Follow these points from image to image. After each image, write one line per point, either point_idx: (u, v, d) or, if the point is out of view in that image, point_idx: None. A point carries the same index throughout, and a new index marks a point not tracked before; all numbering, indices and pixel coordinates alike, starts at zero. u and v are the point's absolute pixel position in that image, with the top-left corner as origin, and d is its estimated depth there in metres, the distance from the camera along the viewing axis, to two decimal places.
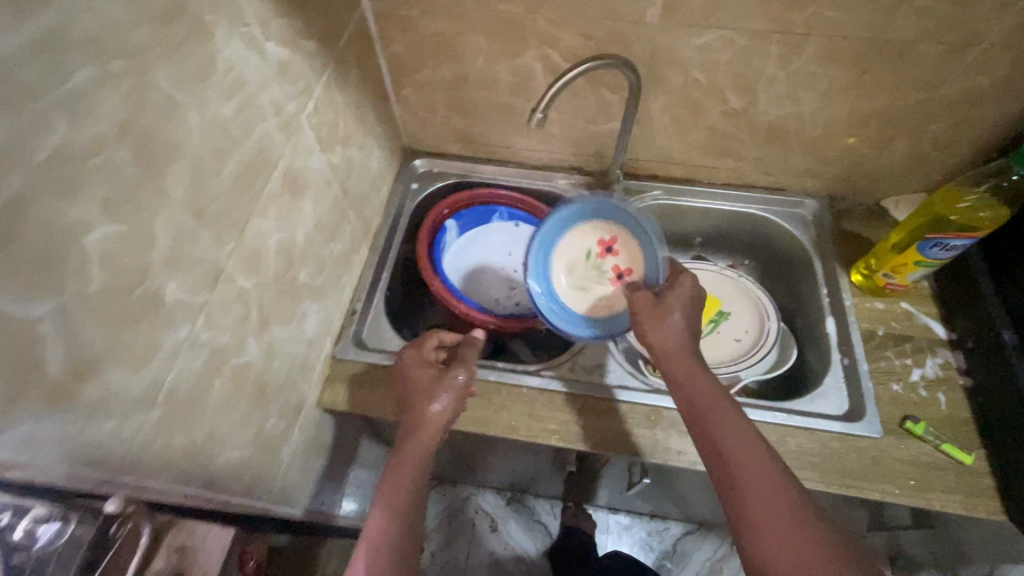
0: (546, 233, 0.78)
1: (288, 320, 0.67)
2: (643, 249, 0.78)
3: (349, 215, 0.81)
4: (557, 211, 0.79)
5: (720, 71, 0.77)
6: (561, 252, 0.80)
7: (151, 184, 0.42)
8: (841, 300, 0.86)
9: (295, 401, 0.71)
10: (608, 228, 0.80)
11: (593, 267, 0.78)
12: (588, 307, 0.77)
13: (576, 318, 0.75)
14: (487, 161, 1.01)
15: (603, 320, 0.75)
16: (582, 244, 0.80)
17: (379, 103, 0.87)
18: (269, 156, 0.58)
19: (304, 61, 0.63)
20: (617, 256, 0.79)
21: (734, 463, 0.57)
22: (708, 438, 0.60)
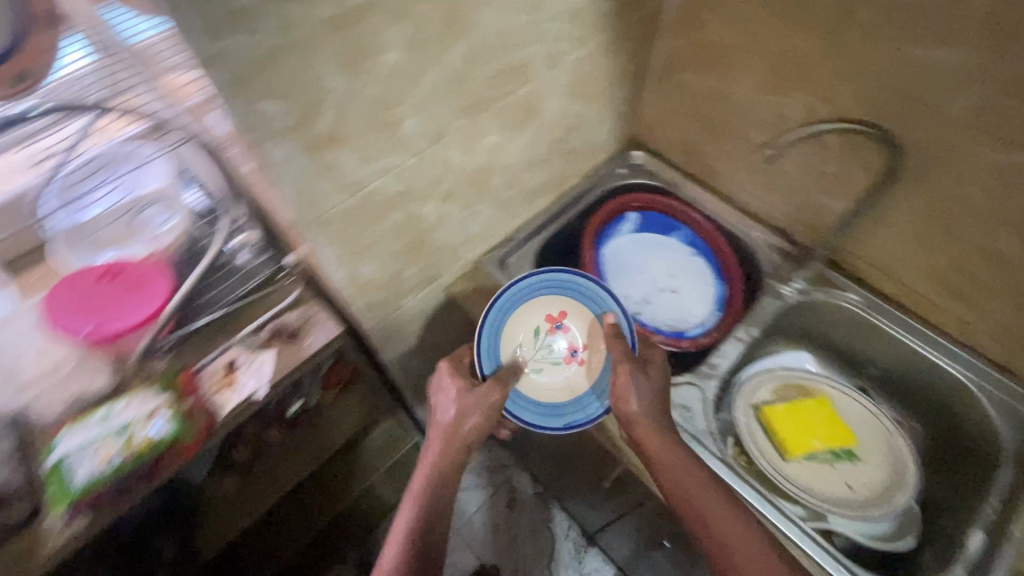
0: (493, 325, 0.80)
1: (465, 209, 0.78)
2: (591, 319, 0.82)
3: (556, 162, 0.90)
4: (508, 289, 0.81)
5: (1004, 201, 0.65)
6: (511, 331, 0.82)
7: (439, 44, 0.54)
8: (1009, 524, 0.68)
9: (432, 274, 0.84)
10: (557, 304, 0.83)
11: (544, 349, 0.82)
12: (545, 391, 0.80)
13: (529, 405, 0.77)
14: (699, 183, 1.02)
15: (566, 400, 0.79)
16: (534, 324, 0.83)
17: (635, 85, 0.93)
18: (525, 74, 0.68)
19: (593, 14, 0.71)
20: (567, 333, 0.83)
21: (709, 523, 0.61)
22: (684, 507, 0.63)
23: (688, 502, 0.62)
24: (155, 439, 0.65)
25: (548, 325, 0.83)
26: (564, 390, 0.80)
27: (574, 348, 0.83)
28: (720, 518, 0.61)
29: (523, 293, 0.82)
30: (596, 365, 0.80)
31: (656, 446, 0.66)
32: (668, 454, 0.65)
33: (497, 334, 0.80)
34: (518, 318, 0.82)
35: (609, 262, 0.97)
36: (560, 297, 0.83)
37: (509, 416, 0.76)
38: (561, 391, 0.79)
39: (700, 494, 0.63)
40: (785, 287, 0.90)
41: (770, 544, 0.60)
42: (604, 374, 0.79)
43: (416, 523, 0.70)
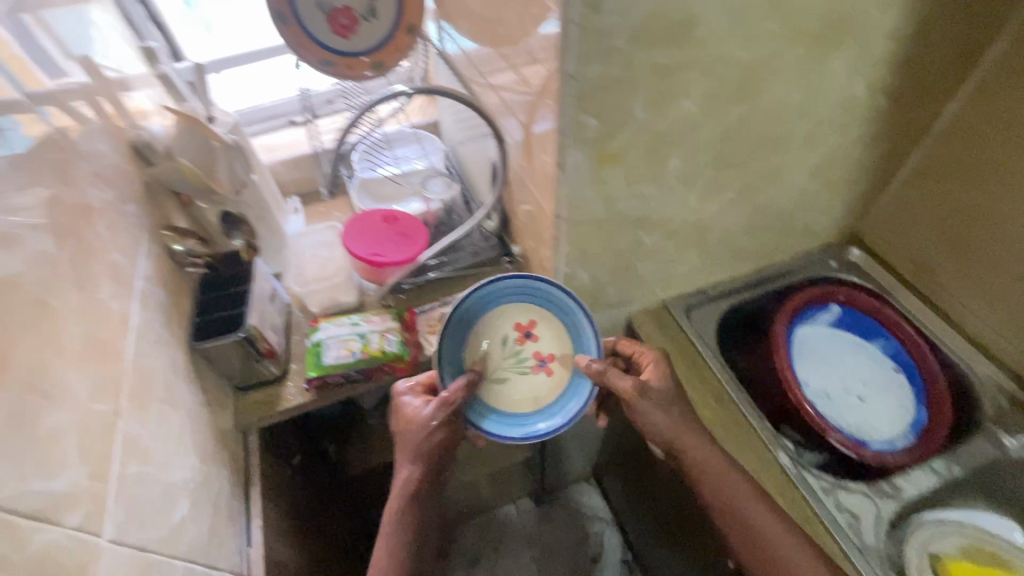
0: (455, 326, 0.76)
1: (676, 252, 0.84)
2: (560, 328, 0.76)
3: (770, 235, 0.92)
4: (474, 291, 0.74)
5: None
6: (475, 341, 0.77)
7: (725, 102, 0.62)
8: None
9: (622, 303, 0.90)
10: (524, 311, 0.77)
11: (513, 359, 0.78)
12: (507, 403, 0.77)
13: (496, 414, 0.76)
14: (921, 299, 0.95)
15: (530, 409, 0.77)
16: (503, 333, 0.77)
17: (876, 183, 0.91)
18: (781, 146, 0.73)
19: (865, 106, 0.73)
20: (535, 343, 0.78)
21: (734, 503, 0.72)
22: (712, 490, 0.73)
23: (716, 484, 0.73)
24: (386, 350, 0.79)
25: (517, 338, 0.77)
26: (529, 401, 0.76)
27: (544, 358, 0.78)
28: (755, 517, 0.71)
29: (489, 299, 0.76)
30: (563, 375, 0.76)
31: (692, 444, 0.74)
32: (712, 458, 0.74)
33: (463, 341, 0.77)
34: (486, 324, 0.77)
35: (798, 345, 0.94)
36: (530, 306, 0.77)
37: (480, 431, 0.74)
38: (524, 401, 0.76)
39: (734, 492, 0.72)
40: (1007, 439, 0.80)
41: (787, 519, 0.71)
42: (574, 377, 0.76)
43: (403, 538, 0.81)
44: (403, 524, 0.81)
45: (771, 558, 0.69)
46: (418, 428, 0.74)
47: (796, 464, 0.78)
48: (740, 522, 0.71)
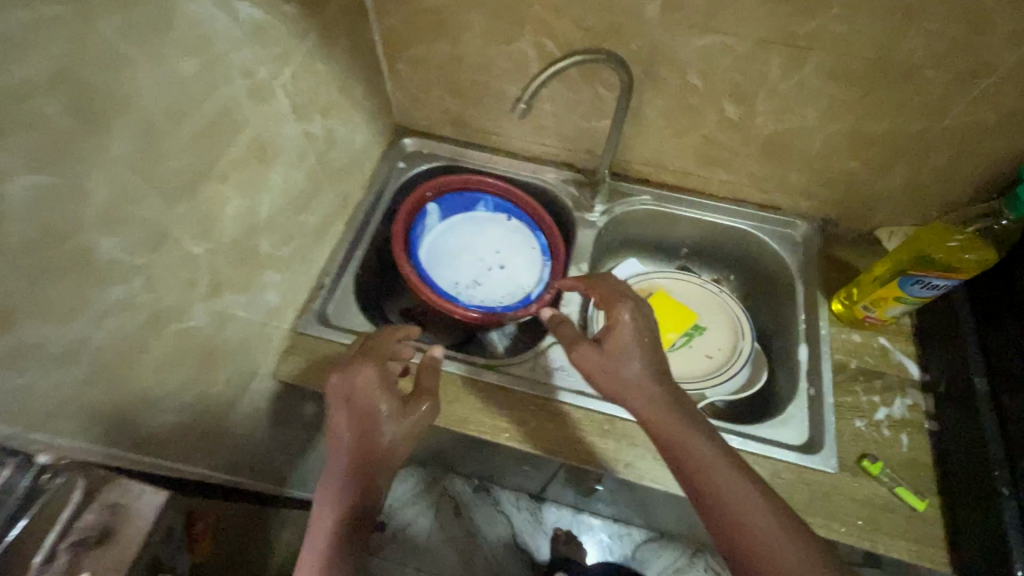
0: None
1: (245, 287, 0.66)
2: None
3: (326, 188, 0.80)
4: None
5: (719, 77, 0.74)
6: None
7: (80, 140, 0.41)
8: (817, 327, 0.83)
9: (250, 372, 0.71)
10: None
11: None
12: None
13: None
14: (476, 147, 1.00)
15: None
16: None
17: (369, 78, 0.86)
18: (234, 122, 0.56)
19: (283, 27, 0.61)
20: None
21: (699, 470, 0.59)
22: (674, 456, 0.60)
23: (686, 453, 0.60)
24: None
25: None
26: None
27: None
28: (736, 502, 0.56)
29: None
30: None
31: (644, 407, 0.63)
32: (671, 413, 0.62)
33: None
34: None
35: (411, 265, 0.87)
36: None
37: None
38: None
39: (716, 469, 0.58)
40: (592, 214, 0.95)
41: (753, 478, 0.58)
42: None
43: None
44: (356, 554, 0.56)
45: (732, 517, 0.56)
46: (372, 361, 0.66)
47: (501, 370, 0.78)
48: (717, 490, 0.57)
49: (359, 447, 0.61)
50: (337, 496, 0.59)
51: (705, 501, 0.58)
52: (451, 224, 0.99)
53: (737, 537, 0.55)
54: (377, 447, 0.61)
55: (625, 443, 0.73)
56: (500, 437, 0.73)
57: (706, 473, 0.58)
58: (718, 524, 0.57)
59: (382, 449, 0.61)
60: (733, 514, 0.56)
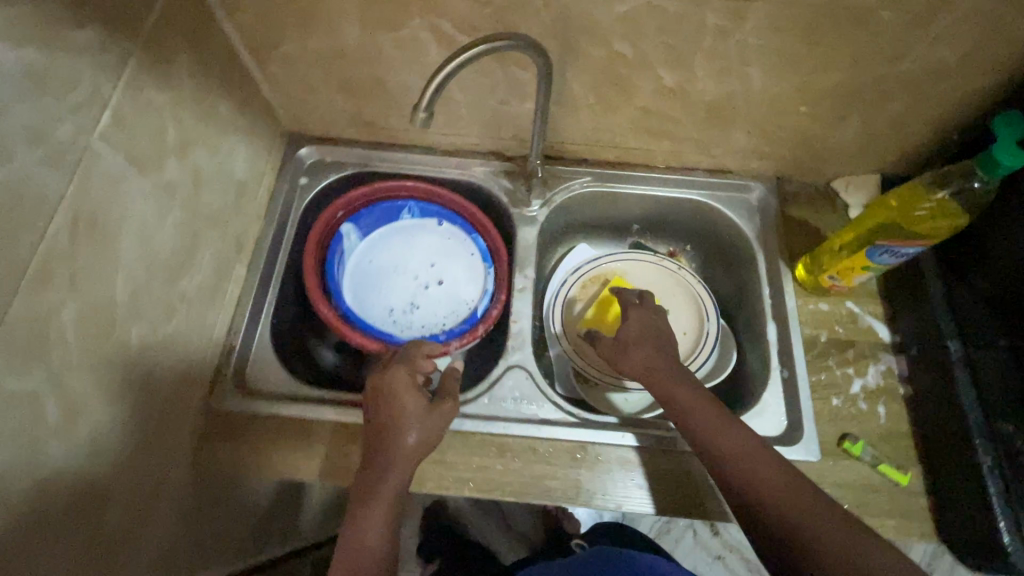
0: None
1: (123, 390, 0.54)
2: None
3: (209, 237, 0.67)
4: None
5: (649, 43, 0.63)
6: None
7: None
8: (783, 301, 0.78)
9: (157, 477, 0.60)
10: None
11: None
12: None
13: None
14: (387, 146, 0.86)
15: None
16: None
17: (237, 90, 0.70)
18: (36, 208, 0.43)
19: (82, 62, 0.46)
20: None
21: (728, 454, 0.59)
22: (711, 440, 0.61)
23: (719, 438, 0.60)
24: None
25: None
26: None
27: None
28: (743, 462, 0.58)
29: None
30: None
31: (685, 399, 0.64)
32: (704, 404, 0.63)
33: None
34: None
35: (329, 305, 0.75)
36: None
37: None
38: None
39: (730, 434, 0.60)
40: (530, 208, 0.84)
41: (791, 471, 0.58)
42: None
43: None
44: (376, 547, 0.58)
45: (767, 492, 0.56)
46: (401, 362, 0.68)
47: (455, 411, 0.70)
48: (730, 451, 0.59)
49: (378, 446, 0.62)
50: (361, 495, 0.61)
51: (746, 483, 0.57)
52: (377, 240, 0.86)
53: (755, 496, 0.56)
54: (394, 448, 0.61)
55: (599, 470, 0.67)
56: (462, 490, 0.66)
57: (743, 458, 0.59)
58: (745, 491, 0.57)
59: (400, 454, 0.61)
60: (739, 470, 0.58)
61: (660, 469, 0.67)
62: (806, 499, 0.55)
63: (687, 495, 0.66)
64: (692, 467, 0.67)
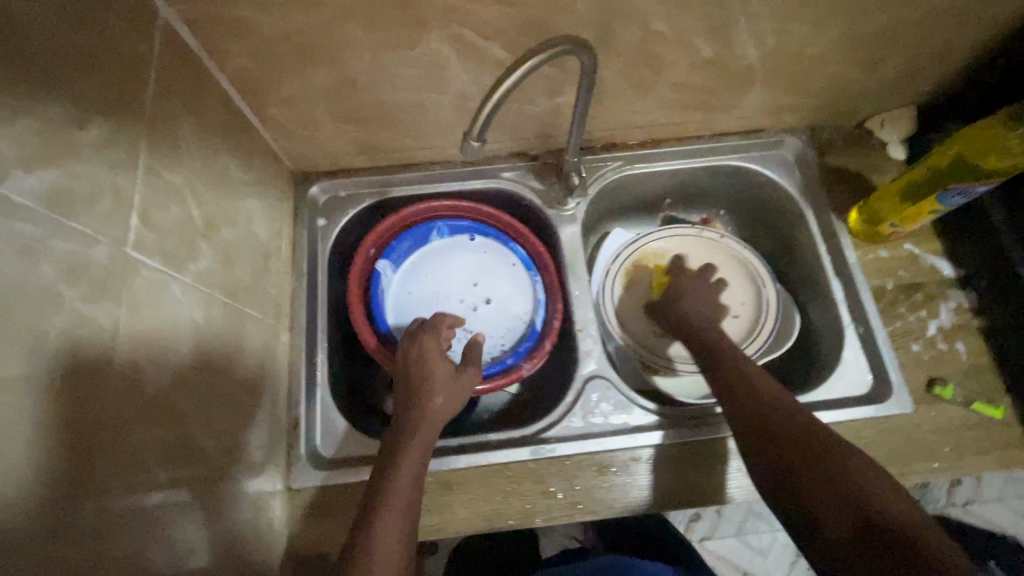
0: None
1: None
2: None
3: (250, 312, 0.61)
4: None
5: (689, 15, 0.58)
6: None
7: None
8: (842, 255, 0.77)
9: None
10: None
11: None
12: None
13: None
14: (403, 168, 0.80)
15: None
16: None
17: (242, 143, 0.63)
18: (96, 349, 0.37)
19: (101, 165, 0.39)
20: None
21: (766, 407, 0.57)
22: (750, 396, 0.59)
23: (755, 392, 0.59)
24: None
25: None
26: None
27: None
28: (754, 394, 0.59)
29: None
30: None
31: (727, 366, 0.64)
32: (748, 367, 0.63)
33: None
34: None
35: (387, 353, 0.70)
36: None
37: None
38: None
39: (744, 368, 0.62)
40: (567, 207, 0.80)
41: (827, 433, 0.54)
42: None
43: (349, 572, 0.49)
44: (406, 503, 0.54)
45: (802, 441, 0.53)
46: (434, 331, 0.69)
47: (546, 437, 0.67)
48: (738, 384, 0.60)
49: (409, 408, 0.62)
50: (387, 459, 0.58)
51: (780, 438, 0.54)
52: (412, 270, 0.80)
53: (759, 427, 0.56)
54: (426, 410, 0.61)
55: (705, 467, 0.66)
56: (575, 516, 0.63)
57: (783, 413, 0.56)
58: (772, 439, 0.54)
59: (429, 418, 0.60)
60: (775, 419, 0.56)
61: None
62: (816, 434, 0.53)
63: None
64: None
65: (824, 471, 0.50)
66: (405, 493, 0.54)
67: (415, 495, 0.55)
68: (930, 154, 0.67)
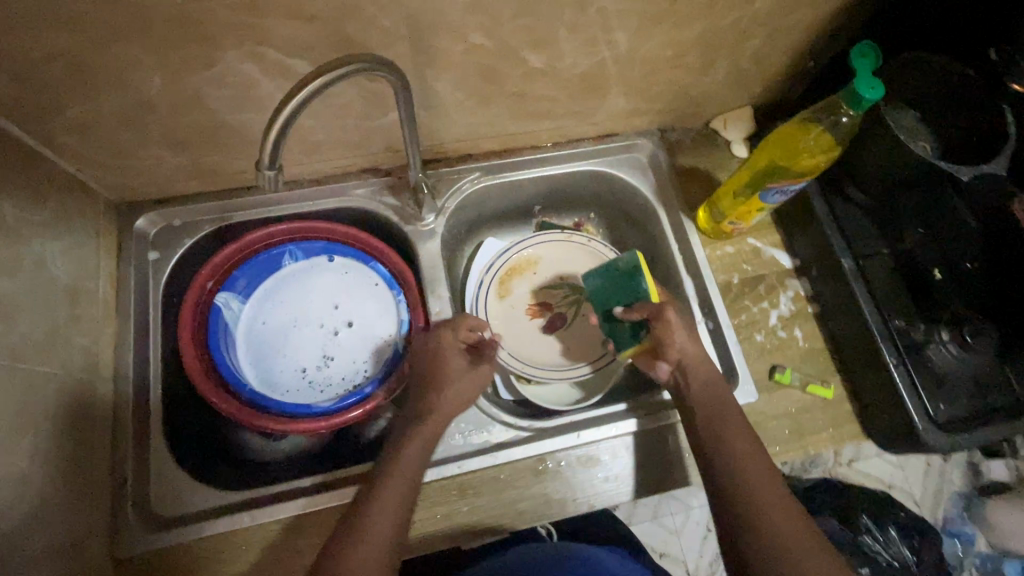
0: None
1: None
2: None
3: (43, 370, 0.54)
4: None
5: (505, 29, 0.57)
6: None
7: None
8: (694, 252, 0.80)
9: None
10: None
11: None
12: None
13: None
14: (244, 191, 0.74)
15: None
16: None
17: (24, 178, 0.55)
18: None
19: None
20: None
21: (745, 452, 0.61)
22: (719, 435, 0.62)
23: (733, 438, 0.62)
24: None
25: None
26: None
27: None
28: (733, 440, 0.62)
29: None
30: None
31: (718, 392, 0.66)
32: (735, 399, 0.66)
33: None
34: None
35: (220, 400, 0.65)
36: None
37: None
38: None
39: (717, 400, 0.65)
40: (425, 222, 0.78)
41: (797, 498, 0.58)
42: None
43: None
44: (399, 499, 0.57)
45: (764, 494, 0.58)
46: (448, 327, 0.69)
47: None
48: (714, 436, 0.63)
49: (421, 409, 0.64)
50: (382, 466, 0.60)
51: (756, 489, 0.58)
52: (263, 297, 0.76)
53: (733, 476, 0.59)
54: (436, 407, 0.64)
55: (563, 477, 0.66)
56: (432, 545, 0.63)
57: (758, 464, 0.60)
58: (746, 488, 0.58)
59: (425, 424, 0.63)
60: (745, 471, 0.59)
61: (618, 454, 0.68)
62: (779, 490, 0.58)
63: (649, 472, 0.68)
64: (648, 442, 0.69)
65: (776, 536, 0.55)
66: (403, 482, 0.58)
67: (410, 494, 0.58)
68: (749, 157, 0.72)
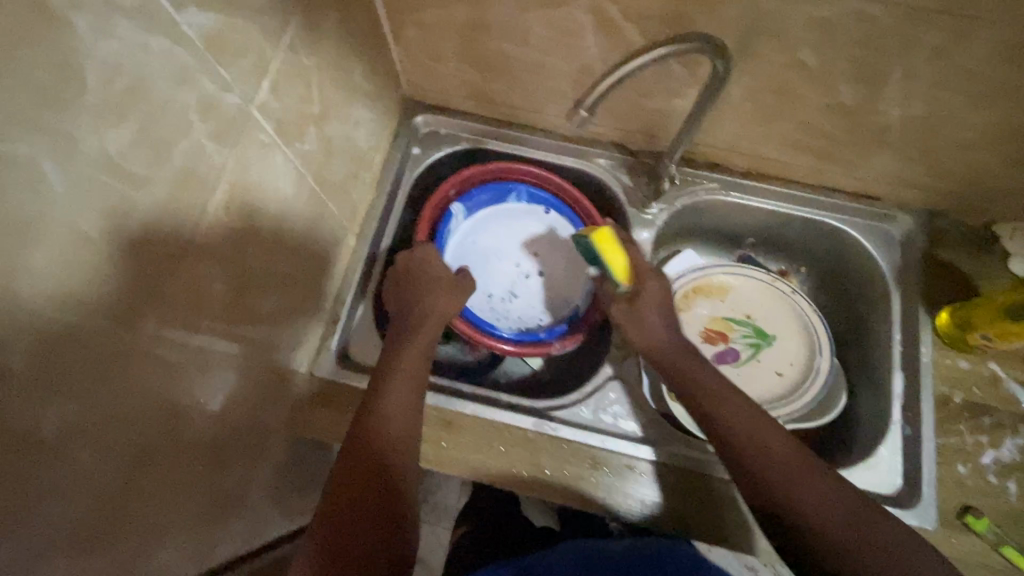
0: None
1: (242, 362, 0.53)
2: None
3: (330, 208, 0.65)
4: None
5: (840, 55, 0.55)
6: None
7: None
8: (918, 350, 0.72)
9: (258, 436, 0.59)
10: None
11: None
12: None
13: None
14: (506, 125, 0.81)
15: None
16: None
17: (372, 54, 0.66)
18: (203, 183, 0.42)
19: (250, 26, 0.42)
20: None
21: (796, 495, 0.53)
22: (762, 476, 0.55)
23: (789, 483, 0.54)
24: None
25: None
26: None
27: None
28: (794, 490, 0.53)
29: None
30: None
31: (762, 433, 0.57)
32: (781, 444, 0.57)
33: None
34: None
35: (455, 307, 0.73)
36: None
37: None
38: None
39: (769, 437, 0.57)
40: (649, 211, 0.79)
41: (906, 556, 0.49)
42: None
43: (345, 476, 0.54)
44: (406, 413, 0.59)
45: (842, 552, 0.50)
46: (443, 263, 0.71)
47: (552, 416, 0.69)
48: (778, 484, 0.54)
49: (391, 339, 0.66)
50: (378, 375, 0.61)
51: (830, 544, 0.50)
52: (483, 220, 0.83)
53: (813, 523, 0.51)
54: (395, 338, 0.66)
55: (697, 500, 0.64)
56: (554, 496, 0.65)
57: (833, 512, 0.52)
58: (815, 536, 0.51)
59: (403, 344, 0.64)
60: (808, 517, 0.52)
61: None
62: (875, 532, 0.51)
63: None
64: None
65: None
66: (406, 398, 0.60)
67: (400, 403, 0.59)
68: None
